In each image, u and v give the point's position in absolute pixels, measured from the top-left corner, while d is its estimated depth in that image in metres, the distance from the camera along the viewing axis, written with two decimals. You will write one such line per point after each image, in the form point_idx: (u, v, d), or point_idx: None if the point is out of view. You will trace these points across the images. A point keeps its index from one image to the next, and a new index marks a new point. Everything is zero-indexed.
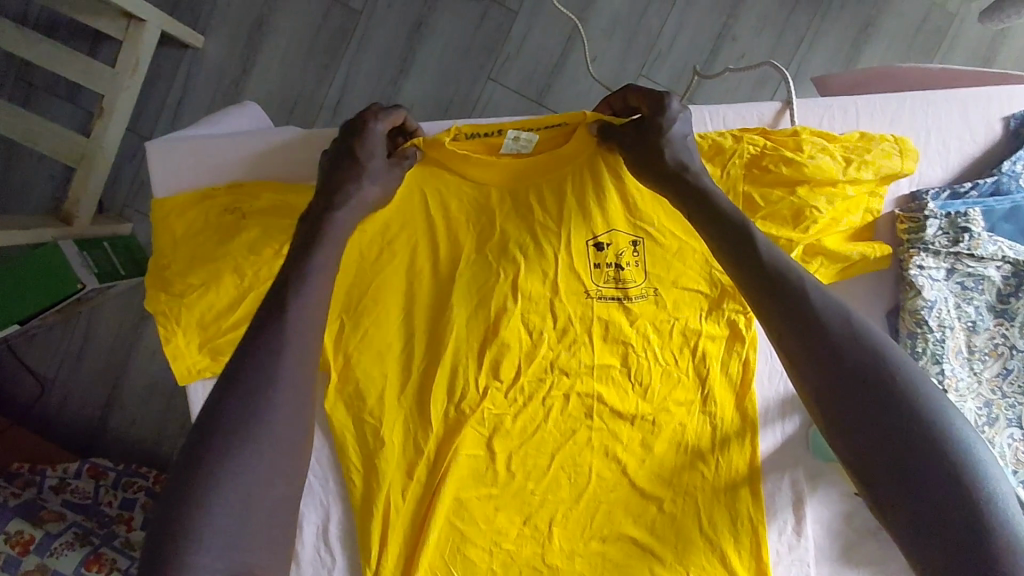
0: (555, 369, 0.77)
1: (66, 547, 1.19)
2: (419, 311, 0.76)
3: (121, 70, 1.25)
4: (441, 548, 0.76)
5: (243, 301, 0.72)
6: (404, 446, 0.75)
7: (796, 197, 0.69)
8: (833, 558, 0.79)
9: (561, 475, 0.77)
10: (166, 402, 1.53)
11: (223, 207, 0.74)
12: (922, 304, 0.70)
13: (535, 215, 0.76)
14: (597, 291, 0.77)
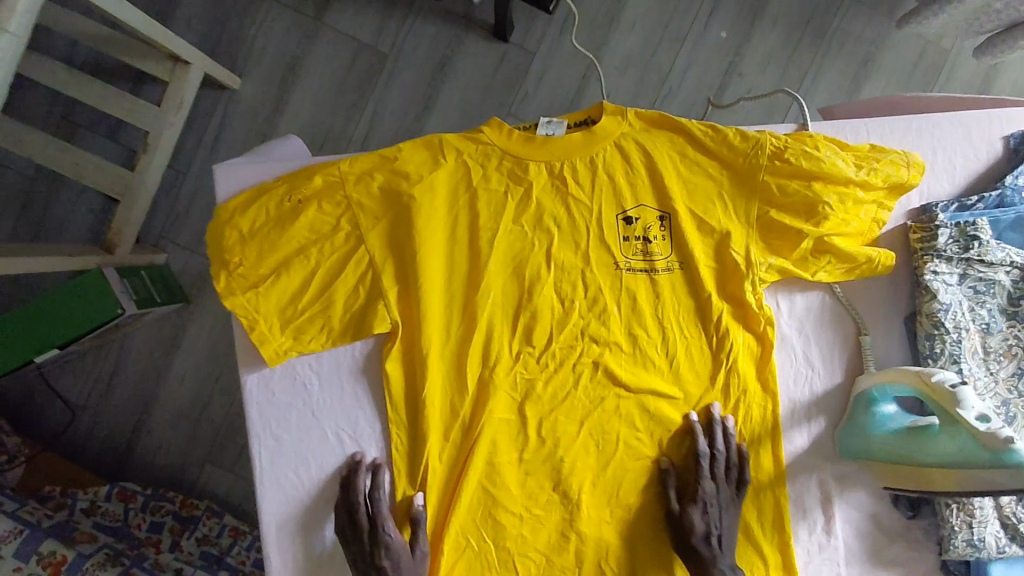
0: (586, 336, 0.79)
1: (98, 568, 1.21)
2: (457, 275, 0.78)
3: (167, 107, 1.32)
4: (474, 510, 0.80)
5: (313, 279, 0.76)
6: (442, 408, 0.79)
7: (812, 192, 0.76)
8: (863, 559, 0.83)
9: (588, 441, 0.81)
10: (193, 427, 1.58)
11: (283, 196, 0.76)
12: (938, 307, 0.74)
13: (569, 188, 0.78)
14: (626, 263, 0.79)
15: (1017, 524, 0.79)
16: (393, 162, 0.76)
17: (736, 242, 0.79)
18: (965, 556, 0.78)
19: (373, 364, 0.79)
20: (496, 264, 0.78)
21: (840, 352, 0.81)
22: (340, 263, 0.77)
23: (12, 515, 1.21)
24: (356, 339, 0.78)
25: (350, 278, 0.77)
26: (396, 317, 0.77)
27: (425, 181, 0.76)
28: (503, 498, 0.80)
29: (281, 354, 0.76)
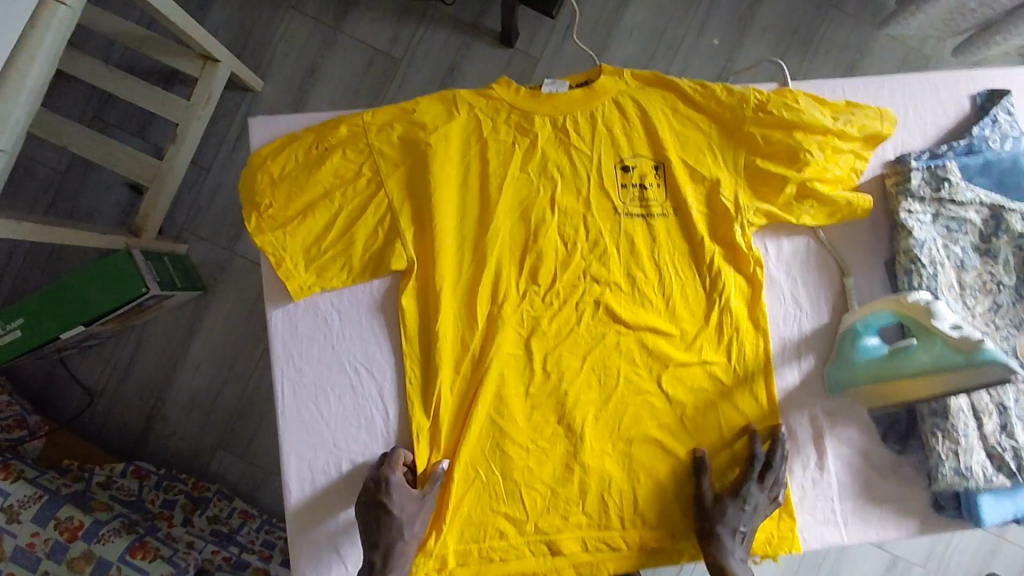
0: (588, 277, 0.85)
1: (114, 534, 1.23)
2: (468, 218, 0.85)
3: (196, 101, 1.41)
4: (482, 442, 0.85)
5: (336, 221, 0.83)
6: (454, 343, 0.84)
7: (793, 140, 0.83)
8: (856, 495, 0.88)
9: (591, 376, 0.86)
10: (206, 416, 1.62)
11: (311, 144, 0.83)
12: (914, 243, 0.80)
13: (571, 139, 0.85)
14: (625, 208, 0.86)
15: (1003, 454, 0.83)
16: (411, 114, 0.83)
17: (726, 189, 0.85)
18: (954, 486, 0.82)
19: (389, 302, 0.85)
20: (504, 208, 0.85)
21: (826, 294, 0.87)
22: (361, 206, 0.83)
23: (33, 481, 1.25)
24: (374, 278, 0.84)
25: (370, 221, 0.83)
26: (411, 255, 0.83)
27: (439, 131, 0.83)
28: (510, 431, 0.85)
29: (305, 289, 0.82)
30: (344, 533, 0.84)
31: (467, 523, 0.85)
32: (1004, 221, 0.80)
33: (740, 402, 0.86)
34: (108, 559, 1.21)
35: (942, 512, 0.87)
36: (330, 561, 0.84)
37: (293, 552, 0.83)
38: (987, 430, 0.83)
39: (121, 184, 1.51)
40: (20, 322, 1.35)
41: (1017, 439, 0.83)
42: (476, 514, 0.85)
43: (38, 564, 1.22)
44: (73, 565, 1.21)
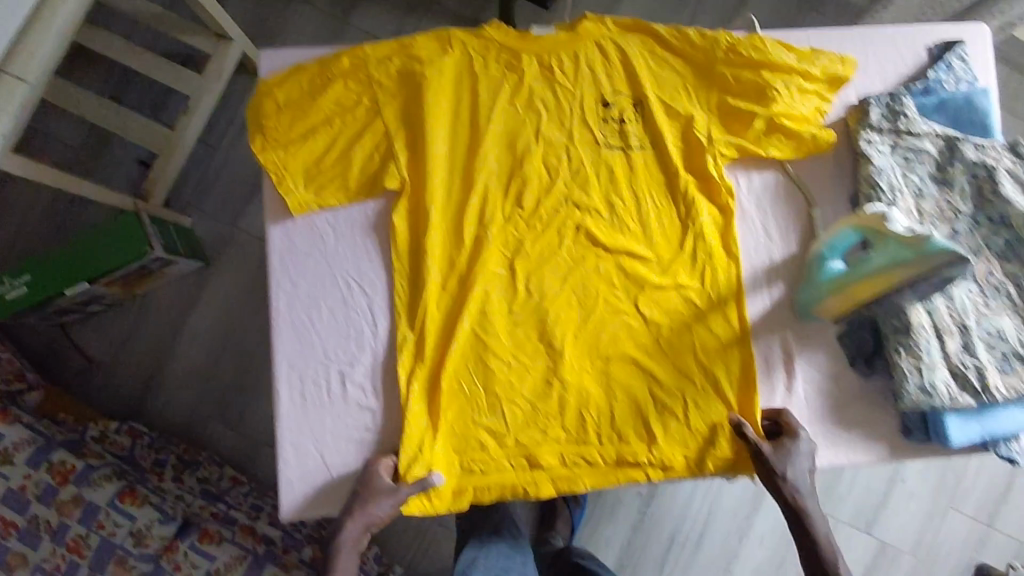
0: (570, 203, 0.91)
1: (104, 480, 1.26)
2: (458, 146, 0.91)
3: (209, 76, 1.46)
4: (466, 356, 0.89)
5: (335, 144, 0.88)
6: (442, 261, 0.89)
7: (761, 78, 0.89)
8: (823, 418, 0.92)
9: (572, 296, 0.90)
10: (201, 389, 1.61)
11: (314, 73, 0.89)
12: (874, 170, 0.86)
13: (556, 75, 0.91)
14: (606, 141, 0.92)
15: (966, 373, 0.86)
16: (409, 48, 0.90)
17: (699, 124, 0.91)
18: (919, 404, 0.86)
19: (381, 222, 0.90)
20: (493, 137, 0.90)
21: (794, 224, 0.92)
22: (359, 132, 0.89)
23: (28, 425, 1.28)
24: (368, 198, 0.90)
25: (367, 145, 0.89)
26: (404, 176, 0.88)
27: (433, 64, 0.89)
28: (494, 347, 0.89)
29: (304, 206, 0.88)
30: (332, 444, 0.88)
31: (451, 435, 0.88)
32: (957, 150, 0.86)
33: (714, 324, 0.91)
34: (96, 502, 1.25)
35: (910, 436, 0.91)
36: (316, 466, 0.88)
37: (281, 456, 0.88)
38: (949, 349, 0.87)
39: (132, 160, 1.57)
40: (27, 278, 1.38)
41: (979, 358, 0.87)
42: (460, 426, 0.88)
43: (28, 506, 1.24)
44: (61, 510, 1.24)
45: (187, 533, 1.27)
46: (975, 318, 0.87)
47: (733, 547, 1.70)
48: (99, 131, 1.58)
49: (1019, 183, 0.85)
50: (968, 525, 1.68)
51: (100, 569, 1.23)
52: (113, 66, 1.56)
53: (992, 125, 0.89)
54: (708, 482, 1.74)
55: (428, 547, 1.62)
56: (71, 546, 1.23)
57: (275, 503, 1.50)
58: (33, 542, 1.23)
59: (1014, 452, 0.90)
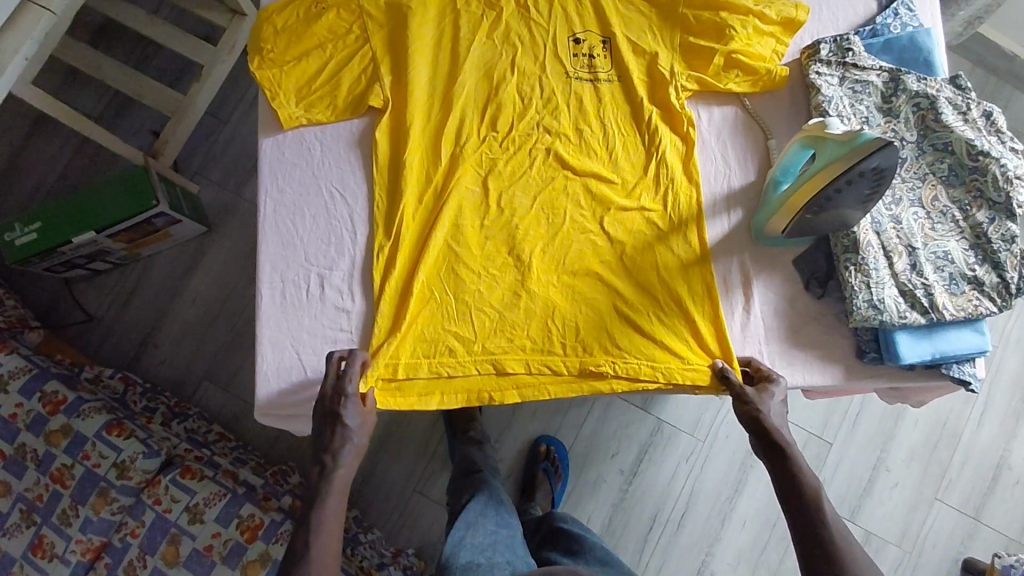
0: (541, 128, 0.97)
1: (93, 411, 1.29)
2: (439, 73, 0.98)
3: (222, 48, 1.55)
4: (439, 265, 0.94)
5: (326, 67, 0.97)
6: (419, 176, 0.96)
7: (719, 18, 0.96)
8: (781, 339, 0.93)
9: (540, 214, 0.95)
10: (195, 350, 1.63)
11: (311, 3, 0.97)
12: (823, 98, 0.93)
13: (532, 14, 1.00)
14: (576, 73, 0.99)
15: (915, 292, 0.89)
16: None
17: (663, 60, 0.98)
18: (869, 319, 0.88)
19: (364, 141, 0.97)
20: (471, 66, 0.98)
21: (752, 154, 0.98)
22: (349, 57, 0.97)
23: (25, 356, 1.34)
24: (353, 117, 0.97)
25: (355, 69, 0.97)
26: (387, 95, 0.96)
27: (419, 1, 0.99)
28: (465, 256, 0.94)
29: (293, 119, 0.96)
30: (305, 344, 0.91)
31: (419, 340, 0.91)
32: (901, 81, 0.93)
33: (673, 244, 0.94)
34: (84, 433, 1.27)
35: (865, 358, 0.93)
36: (291, 363, 0.91)
37: (258, 351, 0.91)
38: (898, 269, 0.90)
39: (146, 131, 1.67)
40: (36, 227, 1.46)
41: (926, 277, 0.90)
42: (429, 331, 0.92)
43: (17, 434, 1.28)
44: (50, 438, 1.27)
45: (170, 470, 1.28)
46: (923, 241, 0.92)
47: (714, 530, 1.53)
48: (119, 98, 1.68)
49: (960, 112, 0.93)
50: (953, 518, 1.52)
51: (82, 498, 1.24)
52: (140, 40, 1.69)
53: (936, 63, 0.97)
54: (692, 458, 1.57)
55: (411, 513, 1.53)
56: (55, 476, 1.25)
57: (258, 459, 1.50)
58: (20, 471, 1.26)
59: (964, 372, 0.91)
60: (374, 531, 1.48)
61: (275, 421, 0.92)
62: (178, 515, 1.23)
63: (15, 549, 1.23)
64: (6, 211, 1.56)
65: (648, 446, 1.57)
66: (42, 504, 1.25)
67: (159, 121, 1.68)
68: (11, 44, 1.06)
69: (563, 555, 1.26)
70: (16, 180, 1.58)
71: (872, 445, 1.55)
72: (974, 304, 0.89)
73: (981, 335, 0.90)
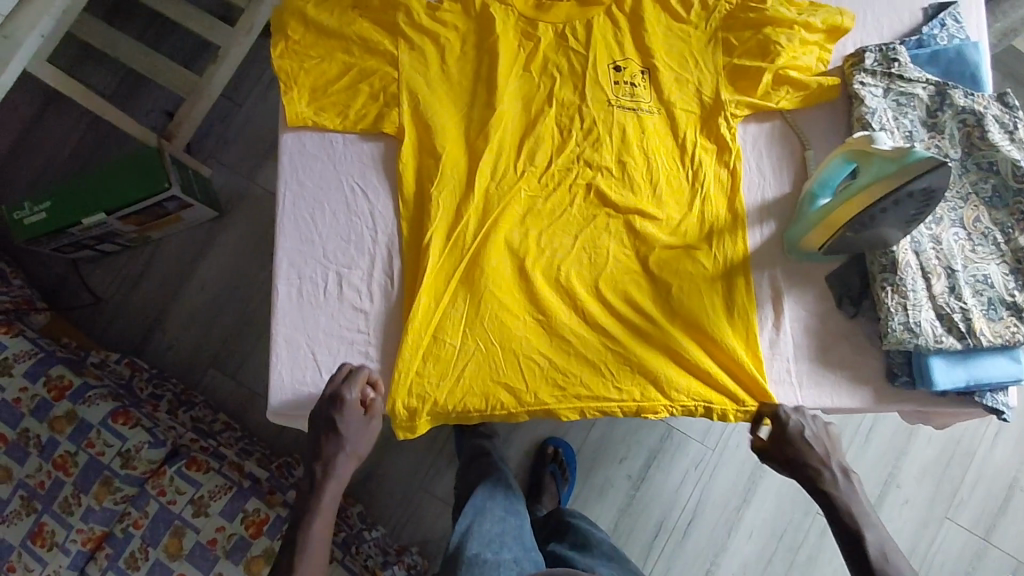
0: (581, 161, 0.93)
1: (99, 398, 1.26)
2: (474, 99, 0.94)
3: (239, 30, 1.50)
4: (473, 307, 0.89)
5: (348, 72, 0.93)
6: (449, 207, 0.90)
7: (763, 35, 0.93)
8: (811, 357, 0.91)
9: (583, 254, 0.91)
10: (201, 336, 1.61)
11: (348, 6, 0.94)
12: (866, 110, 0.90)
13: (569, 42, 0.95)
14: (617, 102, 0.94)
15: (952, 316, 0.86)
16: (435, 7, 0.95)
17: (707, 86, 0.95)
18: (904, 342, 0.85)
19: (388, 162, 0.93)
20: (509, 95, 0.94)
21: (788, 165, 0.95)
22: (376, 68, 0.93)
23: (30, 340, 1.30)
24: (376, 139, 0.94)
25: (375, 85, 0.93)
26: (403, 122, 0.92)
27: (456, 27, 0.95)
28: (506, 300, 0.89)
29: (299, 118, 0.92)
30: (326, 353, 0.89)
31: (466, 383, 0.88)
32: (948, 96, 0.90)
33: (700, 256, 0.91)
34: (89, 420, 1.25)
35: (896, 382, 0.90)
36: (307, 360, 0.88)
37: (274, 350, 0.88)
38: (935, 291, 0.87)
39: (159, 111, 1.65)
40: (47, 206, 1.44)
41: (964, 300, 0.86)
42: (476, 380, 0.88)
43: (20, 420, 1.25)
44: (54, 425, 1.24)
45: (176, 459, 1.25)
46: (963, 263, 0.88)
47: (720, 539, 1.51)
48: (132, 77, 1.65)
49: (1006, 131, 0.89)
50: (963, 537, 1.50)
51: (85, 487, 1.22)
52: (155, 19, 1.66)
53: (983, 79, 0.93)
54: (702, 465, 1.54)
55: (415, 511, 1.51)
56: (58, 463, 1.23)
57: (264, 451, 1.48)
58: (21, 457, 1.24)
59: (998, 402, 0.88)
60: (377, 528, 1.46)
61: (287, 420, 0.89)
62: (182, 507, 1.21)
63: (15, 536, 1.21)
64: (14, 187, 1.53)
65: (657, 452, 1.55)
66: (44, 491, 1.22)
67: (172, 102, 1.66)
68: (27, 20, 1.02)
69: (570, 548, 1.24)
70: (26, 156, 1.55)
71: (883, 461, 1.52)
72: (1012, 331, 0.86)
73: (1018, 363, 0.86)
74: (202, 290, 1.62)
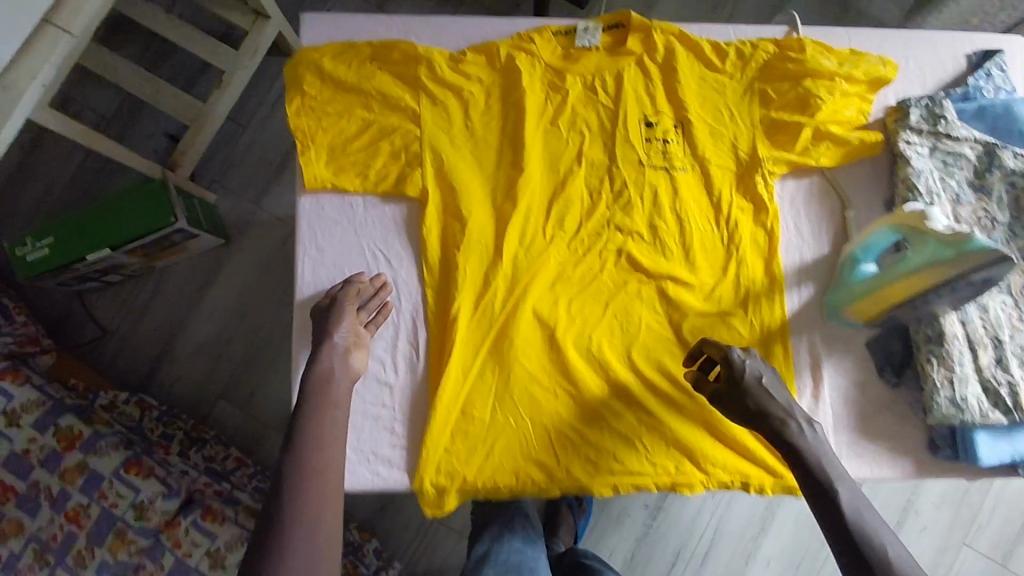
0: (612, 226, 0.89)
1: (111, 447, 1.24)
2: (500, 159, 0.89)
3: (245, 52, 1.44)
4: (502, 382, 0.86)
5: (367, 131, 0.88)
6: (475, 277, 0.87)
7: (803, 88, 0.88)
8: (850, 427, 0.88)
9: (614, 324, 0.88)
10: (211, 366, 1.58)
11: (366, 58, 0.88)
12: (912, 172, 0.85)
13: (599, 96, 0.90)
14: (649, 162, 0.90)
15: (998, 389, 0.83)
16: (457, 60, 0.89)
17: (743, 141, 0.90)
18: (949, 418, 0.82)
19: (411, 227, 0.89)
20: (536, 155, 0.89)
21: (827, 225, 0.91)
22: (395, 126, 0.88)
23: (37, 387, 1.26)
24: (398, 202, 0.89)
25: (396, 144, 0.88)
26: (426, 185, 0.87)
27: (479, 80, 0.90)
28: (536, 372, 0.87)
29: (317, 181, 0.87)
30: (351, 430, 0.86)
31: (496, 459, 0.85)
32: (997, 156, 0.85)
33: (736, 324, 0.88)
34: (101, 471, 1.22)
35: (938, 453, 0.87)
36: None
37: None
38: (982, 363, 0.84)
39: (161, 134, 1.59)
40: (48, 242, 1.39)
41: (1012, 373, 0.84)
42: (505, 456, 0.86)
43: (30, 471, 1.22)
44: (65, 475, 1.22)
45: (190, 510, 1.23)
46: (1009, 333, 0.85)
47: (738, 567, 1.48)
48: (133, 100, 1.59)
49: None
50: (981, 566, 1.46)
51: (99, 539, 1.20)
52: (154, 39, 1.59)
53: None
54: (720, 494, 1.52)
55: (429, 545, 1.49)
56: (71, 515, 1.21)
57: None
58: (33, 509, 1.21)
59: None
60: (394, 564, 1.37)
61: None
62: (198, 559, 1.20)
63: None
64: (11, 218, 1.46)
65: None
66: (57, 545, 1.20)
67: (175, 125, 1.60)
68: (28, 69, 0.94)
69: None
70: (23, 185, 1.48)
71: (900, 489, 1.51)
72: None
73: None
74: (210, 319, 1.59)
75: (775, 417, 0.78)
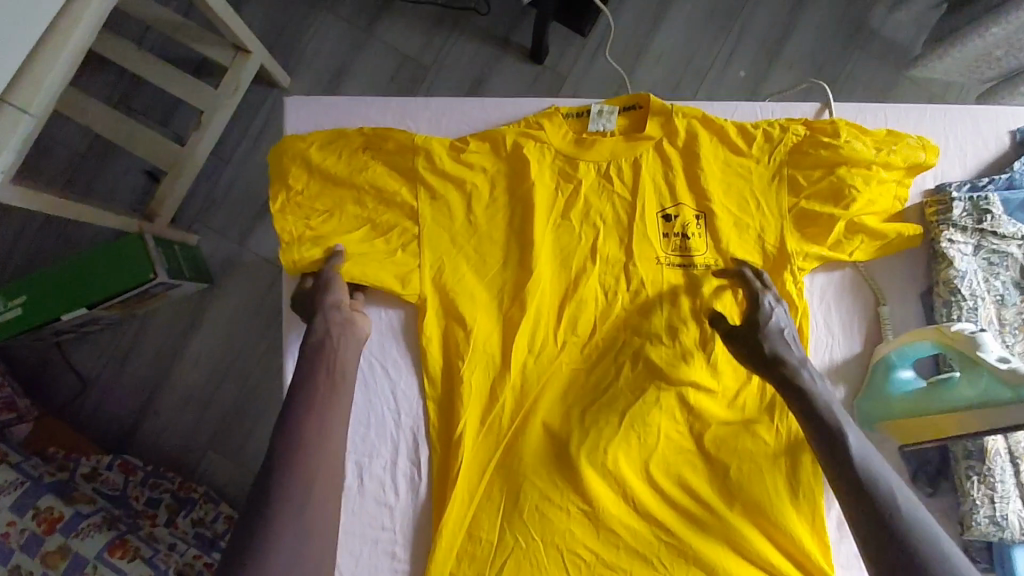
0: (627, 328, 0.82)
1: (93, 529, 1.14)
2: (506, 256, 0.82)
3: (223, 91, 1.25)
4: (512, 501, 0.80)
5: (359, 230, 0.80)
6: (481, 389, 0.80)
7: (837, 177, 0.81)
8: None
9: (631, 435, 0.81)
10: (196, 419, 1.40)
11: (358, 147, 0.81)
12: (955, 274, 0.79)
13: (614, 185, 0.83)
14: (665, 258, 0.83)
15: None
16: (459, 151, 0.82)
17: (771, 232, 0.82)
18: (987, 535, 0.77)
19: (409, 333, 0.83)
20: (546, 253, 0.82)
21: (858, 322, 0.84)
22: (391, 224, 0.80)
23: (14, 465, 1.19)
24: (396, 306, 0.83)
25: (392, 241, 0.80)
26: (425, 289, 0.80)
27: (483, 168, 0.82)
28: (548, 489, 0.80)
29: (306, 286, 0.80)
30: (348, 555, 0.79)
31: None
32: None
33: (761, 432, 0.81)
34: (83, 555, 1.12)
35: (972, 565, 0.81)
36: None
37: None
38: None
39: (138, 170, 1.37)
40: (22, 300, 1.24)
41: None
42: None
43: (9, 555, 1.12)
44: (46, 560, 1.12)
45: None
46: None
47: None
48: None
49: None
50: None
51: None
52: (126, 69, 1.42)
53: None
54: None
55: None
56: None
57: None
58: None
59: None
60: None
61: None
62: None
63: None
64: None
65: None
66: None
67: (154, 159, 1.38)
68: None
69: None
70: None
71: None
72: None
73: None
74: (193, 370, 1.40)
75: (787, 365, 0.72)
